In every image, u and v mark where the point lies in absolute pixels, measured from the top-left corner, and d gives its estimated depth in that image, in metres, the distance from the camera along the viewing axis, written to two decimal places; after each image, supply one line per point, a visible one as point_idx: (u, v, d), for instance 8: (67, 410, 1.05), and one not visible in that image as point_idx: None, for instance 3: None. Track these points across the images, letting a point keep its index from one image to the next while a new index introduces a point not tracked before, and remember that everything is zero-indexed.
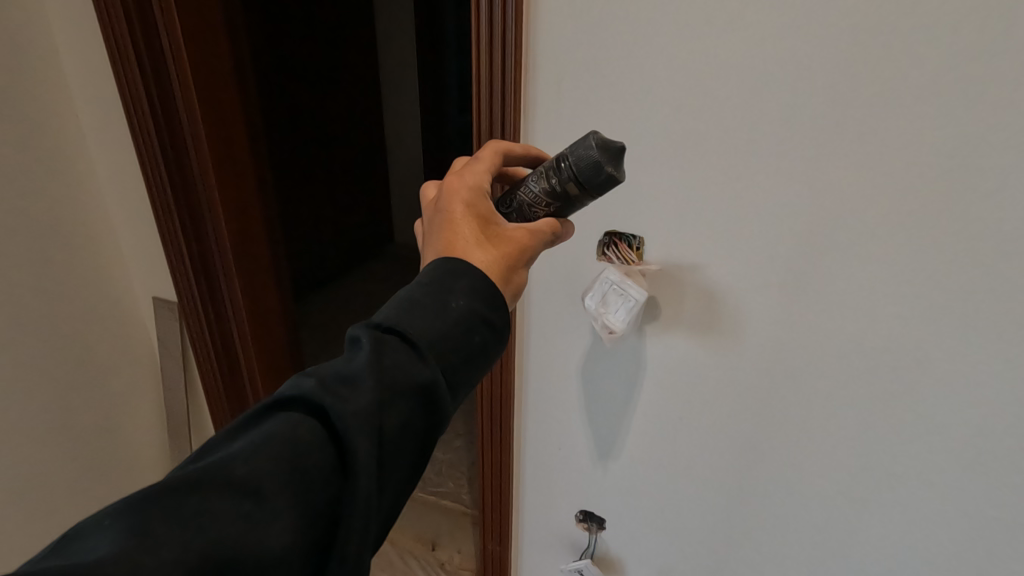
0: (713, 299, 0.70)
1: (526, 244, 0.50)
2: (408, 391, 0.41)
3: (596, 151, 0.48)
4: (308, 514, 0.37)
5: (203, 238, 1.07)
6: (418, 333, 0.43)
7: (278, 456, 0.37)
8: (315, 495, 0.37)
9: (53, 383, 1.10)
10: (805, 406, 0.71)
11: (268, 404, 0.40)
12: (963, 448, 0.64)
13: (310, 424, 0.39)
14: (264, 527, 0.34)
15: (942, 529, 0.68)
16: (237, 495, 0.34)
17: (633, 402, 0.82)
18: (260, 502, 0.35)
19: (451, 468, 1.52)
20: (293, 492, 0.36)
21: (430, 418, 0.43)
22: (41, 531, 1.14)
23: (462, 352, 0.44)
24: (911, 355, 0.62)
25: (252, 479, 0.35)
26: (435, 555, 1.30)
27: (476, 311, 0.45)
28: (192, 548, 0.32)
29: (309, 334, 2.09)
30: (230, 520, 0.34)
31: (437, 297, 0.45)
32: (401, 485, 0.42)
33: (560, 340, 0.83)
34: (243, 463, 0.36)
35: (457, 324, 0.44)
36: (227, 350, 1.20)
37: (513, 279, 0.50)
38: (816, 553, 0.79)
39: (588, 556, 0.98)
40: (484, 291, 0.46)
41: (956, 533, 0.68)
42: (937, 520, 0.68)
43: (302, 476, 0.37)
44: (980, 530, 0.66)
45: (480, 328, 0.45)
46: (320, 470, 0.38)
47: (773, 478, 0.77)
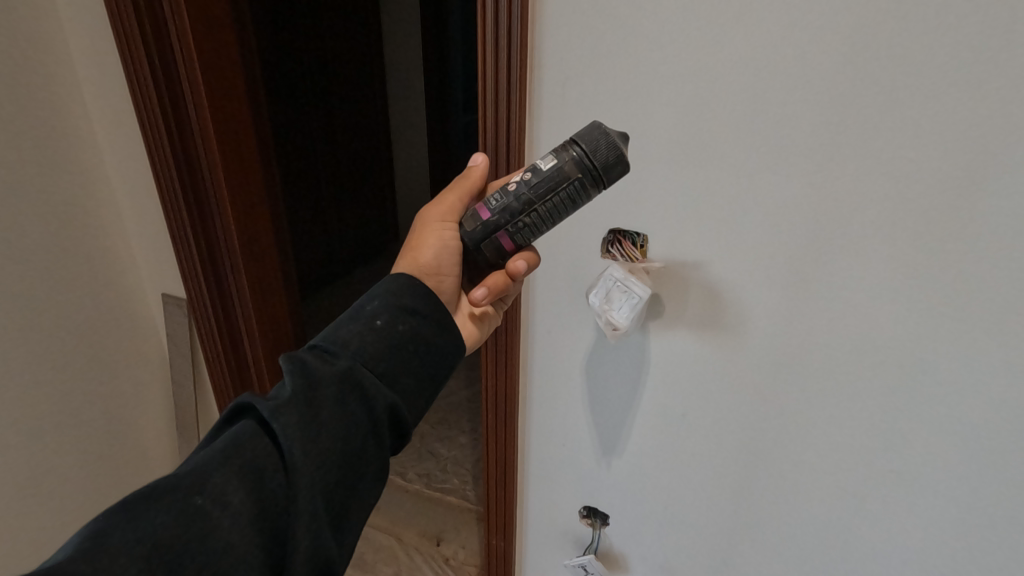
0: (717, 296, 0.70)
1: (433, 215, 0.58)
2: (337, 379, 0.46)
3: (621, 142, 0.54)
4: (255, 494, 0.40)
5: (212, 235, 1.08)
6: (338, 337, 0.49)
7: (222, 458, 0.41)
8: (262, 478, 0.41)
9: (64, 378, 1.12)
10: (810, 403, 0.71)
11: (216, 430, 0.45)
12: (964, 446, 0.64)
13: (251, 423, 0.44)
14: (212, 508, 0.38)
15: (943, 526, 0.69)
16: (186, 485, 0.39)
17: (638, 398, 0.82)
18: (207, 487, 0.39)
19: (455, 466, 1.53)
20: (241, 484, 0.40)
21: (367, 402, 0.47)
22: (50, 524, 1.15)
23: (385, 345, 0.49)
24: (911, 353, 0.62)
25: (199, 471, 0.40)
26: (440, 550, 1.31)
27: (390, 309, 0.51)
28: (145, 541, 0.36)
29: (314, 332, 2.10)
30: (180, 504, 0.38)
31: (356, 310, 0.52)
32: (352, 468, 0.45)
33: (558, 338, 0.84)
34: (190, 470, 0.40)
35: (374, 321, 0.50)
36: (235, 346, 1.21)
37: (421, 252, 0.57)
38: (817, 550, 0.79)
39: (592, 552, 0.98)
40: (402, 289, 0.53)
41: (958, 530, 0.68)
42: (938, 517, 0.69)
43: (245, 461, 0.41)
44: (981, 529, 0.67)
45: (402, 319, 0.51)
46: (264, 456, 0.42)
47: (774, 474, 0.78)
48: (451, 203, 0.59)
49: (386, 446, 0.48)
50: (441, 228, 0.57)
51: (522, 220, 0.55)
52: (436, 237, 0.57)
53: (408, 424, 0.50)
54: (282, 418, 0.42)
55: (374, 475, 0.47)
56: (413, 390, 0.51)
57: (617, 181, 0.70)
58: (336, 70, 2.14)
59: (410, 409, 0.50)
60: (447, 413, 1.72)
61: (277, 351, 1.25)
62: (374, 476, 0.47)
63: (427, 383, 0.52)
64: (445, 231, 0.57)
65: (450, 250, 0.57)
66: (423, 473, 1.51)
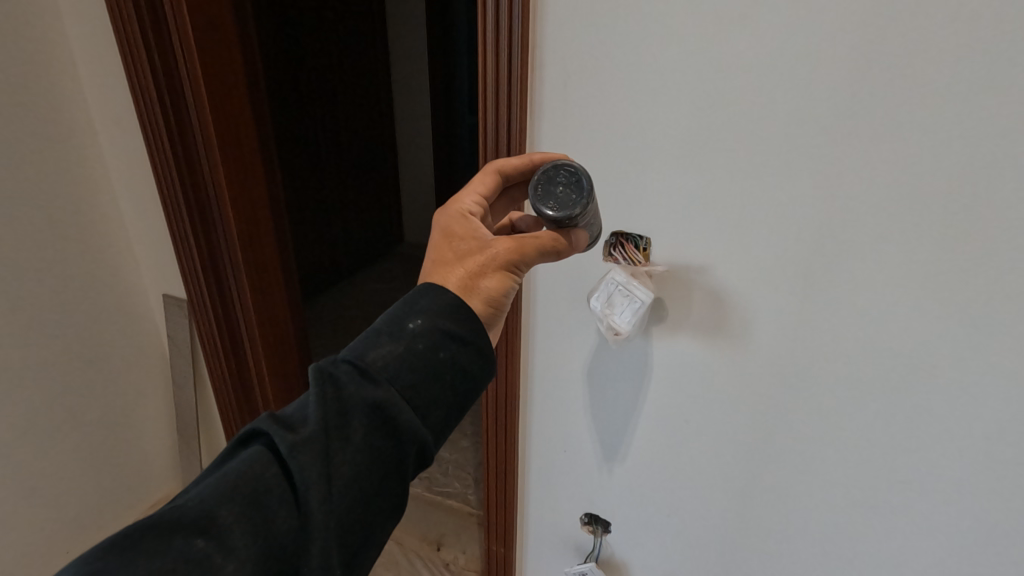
0: (719, 297, 0.69)
1: (503, 254, 0.53)
2: (366, 411, 0.44)
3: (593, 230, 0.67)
4: (262, 536, 0.39)
5: (212, 235, 1.07)
6: (377, 358, 0.46)
7: (231, 490, 0.40)
8: (270, 518, 0.39)
9: (64, 376, 1.11)
10: (818, 412, 0.69)
11: (229, 448, 0.44)
12: (971, 456, 0.62)
13: (265, 453, 0.42)
14: (214, 550, 0.37)
15: (956, 541, 0.67)
16: (190, 523, 0.37)
17: (641, 404, 0.81)
18: (215, 524, 0.38)
19: (456, 470, 1.51)
20: (249, 520, 0.39)
21: (396, 439, 0.44)
22: (49, 523, 1.15)
23: (424, 374, 0.46)
24: (918, 361, 0.61)
25: (207, 505, 0.38)
26: (441, 555, 1.29)
27: (433, 332, 0.47)
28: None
29: (316, 334, 2.09)
30: (180, 549, 0.36)
31: (395, 324, 0.48)
32: (372, 504, 0.43)
33: (560, 342, 0.83)
34: (196, 500, 0.39)
35: (416, 344, 0.47)
36: (236, 347, 1.20)
37: (483, 287, 0.52)
38: (823, 563, 0.77)
39: (593, 559, 0.96)
40: (447, 309, 0.49)
41: (971, 546, 0.66)
42: (949, 533, 0.67)
43: (255, 499, 0.40)
44: (993, 544, 0.65)
45: (444, 345, 0.47)
46: (276, 491, 0.40)
47: (781, 484, 0.76)
48: (530, 258, 0.54)
49: (410, 479, 0.46)
50: (509, 273, 0.53)
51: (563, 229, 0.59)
52: (503, 281, 0.53)
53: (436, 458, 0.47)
54: (301, 458, 0.41)
55: (394, 512, 0.46)
56: (447, 422, 0.48)
57: (618, 183, 0.68)
58: (339, 71, 2.14)
59: (440, 442, 0.48)
60: None
61: (277, 353, 1.24)
62: (395, 510, 0.46)
63: (460, 413, 0.49)
64: (512, 278, 0.54)
65: (508, 297, 0.54)
66: (425, 476, 1.49)
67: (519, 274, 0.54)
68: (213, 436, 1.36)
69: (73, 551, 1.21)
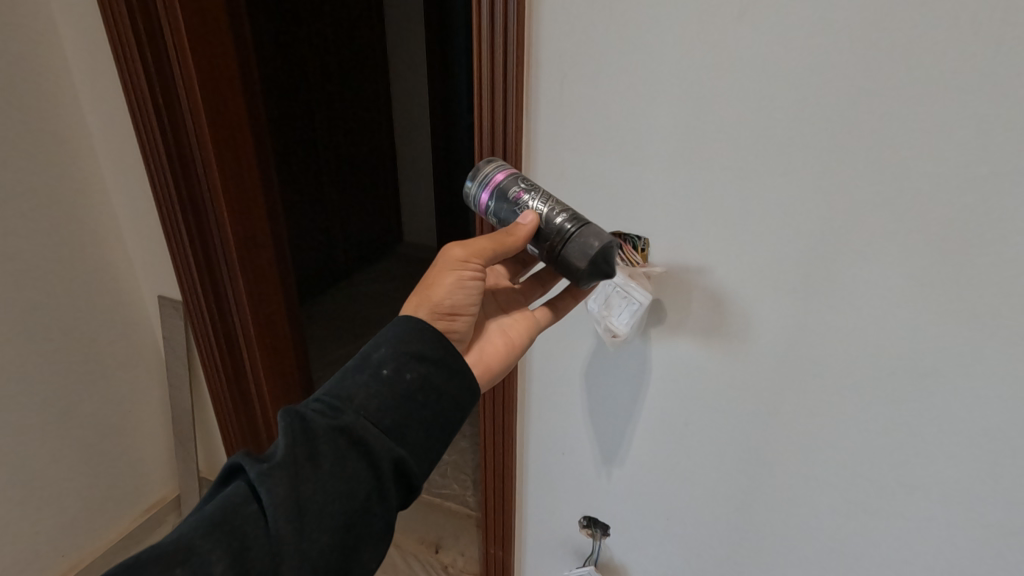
0: (719, 298, 0.68)
1: (450, 255, 0.53)
2: (335, 437, 0.44)
3: (598, 238, 0.53)
4: (241, 568, 0.38)
5: (207, 237, 1.06)
6: (344, 389, 0.46)
7: (206, 525, 0.39)
8: (246, 550, 0.38)
9: (57, 380, 1.10)
10: (822, 415, 0.68)
11: (210, 490, 0.43)
12: (975, 460, 0.61)
13: (242, 485, 0.42)
14: None
15: (962, 544, 0.65)
16: (166, 558, 0.37)
17: (640, 405, 0.80)
18: (192, 559, 0.37)
19: (455, 471, 1.50)
20: (226, 554, 0.38)
21: (369, 461, 0.44)
22: (42, 528, 1.14)
23: (391, 397, 0.46)
24: (921, 364, 0.60)
25: (183, 541, 0.38)
26: (439, 557, 1.28)
27: (397, 356, 0.48)
28: None
29: (314, 336, 2.08)
30: None
31: (361, 359, 0.48)
32: (353, 530, 0.43)
33: (559, 347, 0.82)
34: (172, 537, 0.38)
35: (381, 371, 0.47)
36: (232, 349, 1.19)
37: (432, 292, 0.53)
38: (827, 569, 0.76)
39: (592, 563, 0.95)
40: (414, 334, 0.49)
41: (978, 553, 0.65)
42: (957, 540, 0.66)
43: (232, 532, 0.39)
44: (1001, 552, 0.64)
45: (411, 368, 0.48)
46: (251, 523, 0.40)
47: (782, 487, 0.75)
48: (477, 247, 0.53)
49: (392, 503, 0.46)
50: (461, 270, 0.53)
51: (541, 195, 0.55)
52: (450, 281, 0.53)
53: (415, 478, 0.47)
54: (270, 486, 0.40)
55: (380, 537, 0.45)
56: (423, 442, 0.48)
57: (616, 184, 0.67)
58: (336, 71, 2.13)
59: (419, 463, 0.47)
60: None
61: (274, 356, 1.23)
62: (381, 535, 0.45)
63: (439, 434, 0.49)
64: (464, 276, 0.54)
65: (464, 295, 0.54)
66: None
67: (473, 273, 0.54)
68: (210, 439, 1.35)
69: (68, 556, 1.20)
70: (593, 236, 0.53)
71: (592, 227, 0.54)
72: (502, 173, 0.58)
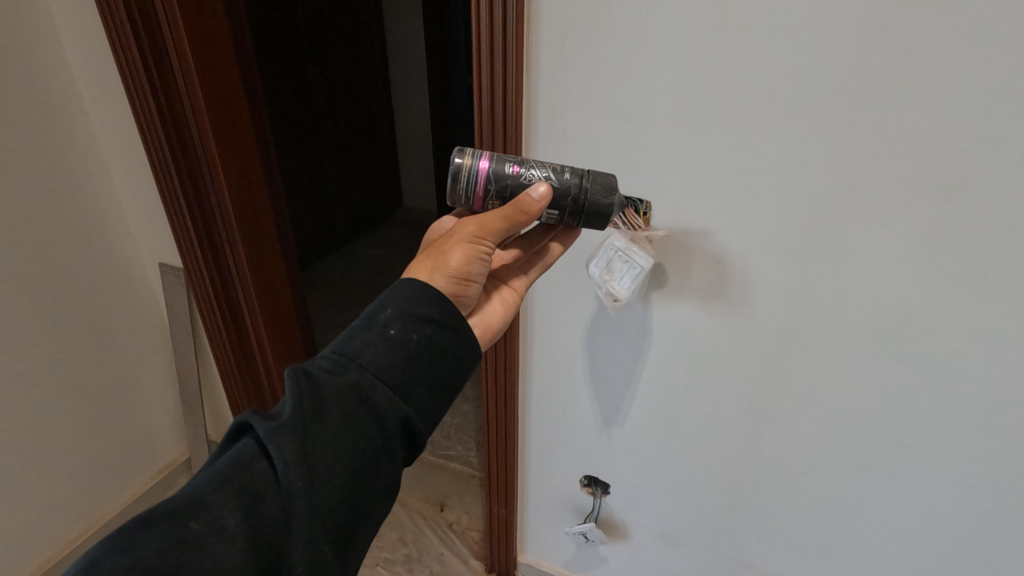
0: (721, 261, 0.67)
1: (465, 230, 0.53)
2: (342, 394, 0.44)
3: (609, 180, 0.57)
4: (253, 519, 0.39)
5: (205, 203, 1.05)
6: (349, 347, 0.47)
7: (218, 479, 0.40)
8: (258, 503, 0.39)
9: (63, 348, 1.11)
10: (822, 374, 0.69)
11: (219, 447, 0.44)
12: (971, 411, 0.63)
13: (251, 442, 0.42)
14: (206, 532, 0.37)
15: (954, 489, 0.68)
16: (179, 510, 0.38)
17: (640, 368, 0.81)
18: (206, 511, 0.38)
19: (459, 433, 1.53)
20: (239, 506, 0.39)
21: (376, 418, 0.45)
22: (57, 492, 1.17)
23: (397, 357, 0.47)
24: (921, 324, 0.60)
25: (196, 495, 0.39)
26: (444, 515, 1.32)
27: (403, 316, 0.48)
28: (140, 559, 0.35)
29: (316, 302, 2.08)
30: (174, 532, 0.36)
31: (367, 319, 0.49)
32: (360, 486, 0.43)
33: (561, 310, 0.82)
34: (185, 490, 0.39)
35: (388, 331, 0.47)
36: (235, 316, 1.20)
37: (449, 264, 0.52)
38: (822, 519, 0.79)
39: (592, 520, 0.98)
40: (419, 295, 0.50)
41: (970, 495, 0.68)
42: (951, 486, 0.68)
43: (243, 486, 0.40)
44: (992, 494, 0.67)
45: (416, 327, 0.48)
46: (262, 478, 0.40)
47: (781, 446, 0.76)
48: (493, 226, 0.53)
49: (397, 460, 0.46)
50: (476, 245, 0.53)
51: (540, 168, 0.56)
52: (467, 256, 0.53)
53: (419, 435, 0.48)
54: (279, 441, 0.41)
55: (387, 492, 0.46)
56: (427, 401, 0.48)
57: (619, 146, 0.66)
58: (330, 30, 2.06)
59: (423, 421, 0.48)
60: None
61: (277, 322, 1.23)
62: (388, 491, 0.46)
63: (443, 393, 0.50)
64: (479, 253, 0.53)
65: (479, 267, 0.54)
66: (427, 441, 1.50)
67: (487, 249, 0.54)
68: (217, 403, 1.37)
69: (83, 517, 1.23)
70: (607, 178, 0.57)
71: (597, 173, 0.58)
72: (483, 158, 0.56)
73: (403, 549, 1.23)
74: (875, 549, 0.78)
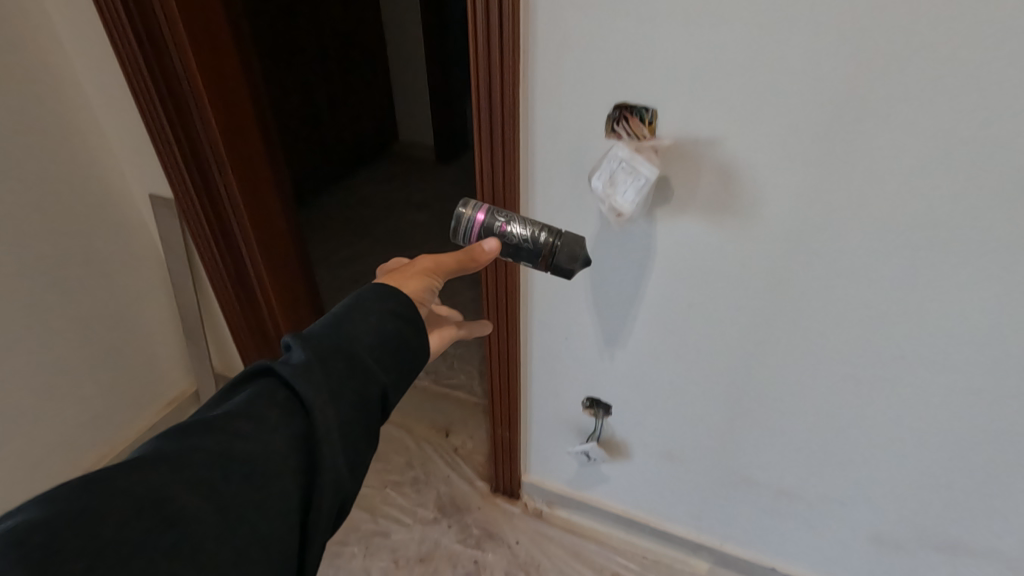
0: (731, 170, 0.65)
1: None
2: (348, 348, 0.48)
3: None
4: (271, 452, 0.42)
5: (190, 128, 1.01)
6: (353, 309, 0.51)
7: (237, 417, 0.43)
8: (276, 439, 0.43)
9: (57, 282, 1.10)
10: (831, 285, 0.68)
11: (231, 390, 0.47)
12: (976, 313, 0.64)
13: (264, 387, 0.46)
14: (231, 458, 0.41)
15: (955, 393, 0.70)
16: (206, 440, 0.41)
17: (643, 288, 0.79)
18: (230, 440, 0.42)
19: (462, 363, 1.54)
20: (258, 439, 0.43)
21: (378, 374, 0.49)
22: (69, 423, 1.18)
23: (396, 321, 0.51)
24: (933, 226, 0.60)
25: (219, 427, 0.42)
26: (449, 440, 1.35)
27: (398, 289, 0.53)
28: (172, 478, 0.38)
29: (315, 238, 2.05)
30: (204, 457, 0.40)
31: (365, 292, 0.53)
32: (366, 433, 0.48)
33: (563, 229, 0.78)
34: (209, 423, 0.43)
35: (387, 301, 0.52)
36: (231, 249, 1.18)
37: None
38: (822, 432, 0.81)
39: (594, 440, 1.00)
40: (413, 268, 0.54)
41: (971, 401, 0.69)
42: (951, 392, 0.70)
43: (262, 422, 0.44)
44: (992, 399, 0.68)
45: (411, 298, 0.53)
46: (277, 418, 0.44)
47: (785, 360, 0.77)
48: None
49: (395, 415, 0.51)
50: None
51: None
52: None
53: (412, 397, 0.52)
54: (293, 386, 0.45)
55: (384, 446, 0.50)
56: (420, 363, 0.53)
57: (622, 51, 0.62)
58: None
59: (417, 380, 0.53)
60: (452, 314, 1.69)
61: (275, 253, 1.22)
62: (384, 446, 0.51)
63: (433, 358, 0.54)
64: None
65: None
66: (430, 371, 1.52)
67: None
68: (220, 336, 1.37)
69: (98, 446, 1.25)
70: None
71: None
72: None
73: (411, 472, 1.27)
74: (872, 460, 0.80)
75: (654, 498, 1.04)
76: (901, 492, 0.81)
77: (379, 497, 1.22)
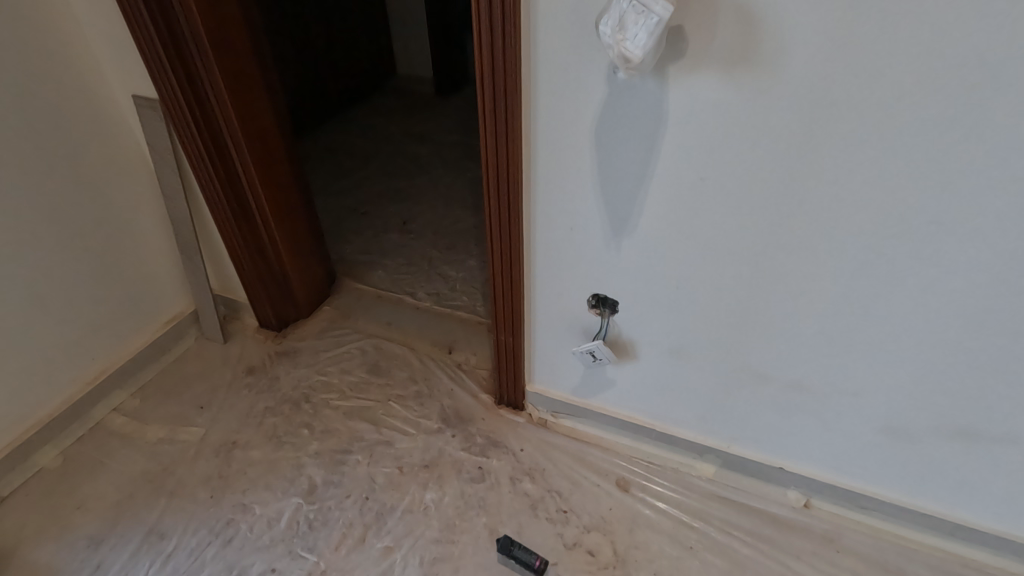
0: (750, 13, 0.61)
1: None
2: None
3: None
4: None
5: (167, 9, 0.96)
6: None
7: None
8: None
9: (41, 184, 1.05)
10: (859, 137, 0.65)
11: None
12: (998, 160, 0.62)
13: None
14: None
15: (974, 253, 0.68)
16: None
17: (654, 161, 0.75)
18: None
19: (465, 284, 1.51)
20: None
21: None
22: (66, 334, 1.16)
23: None
24: (962, 62, 0.58)
25: None
26: (453, 357, 1.33)
27: None
28: None
29: (313, 168, 1.99)
30: None
31: None
32: None
33: (569, 98, 0.74)
34: None
35: None
36: (220, 150, 1.13)
37: None
38: (838, 312, 0.79)
39: (600, 340, 0.97)
40: None
41: (989, 264, 0.69)
42: (971, 251, 0.68)
43: None
44: (1011, 255, 0.67)
45: None
46: None
47: (802, 233, 0.74)
48: None
49: None
50: None
51: None
52: None
53: None
54: None
55: None
56: None
57: None
58: None
59: None
60: (454, 238, 1.66)
61: (266, 157, 1.18)
62: None
63: None
64: None
65: None
66: (432, 292, 1.49)
67: None
68: (216, 253, 1.33)
69: (98, 360, 1.23)
70: None
71: None
72: None
73: (414, 387, 1.26)
74: (887, 338, 0.79)
75: (661, 401, 1.02)
76: (911, 373, 0.80)
77: (382, 410, 1.21)
